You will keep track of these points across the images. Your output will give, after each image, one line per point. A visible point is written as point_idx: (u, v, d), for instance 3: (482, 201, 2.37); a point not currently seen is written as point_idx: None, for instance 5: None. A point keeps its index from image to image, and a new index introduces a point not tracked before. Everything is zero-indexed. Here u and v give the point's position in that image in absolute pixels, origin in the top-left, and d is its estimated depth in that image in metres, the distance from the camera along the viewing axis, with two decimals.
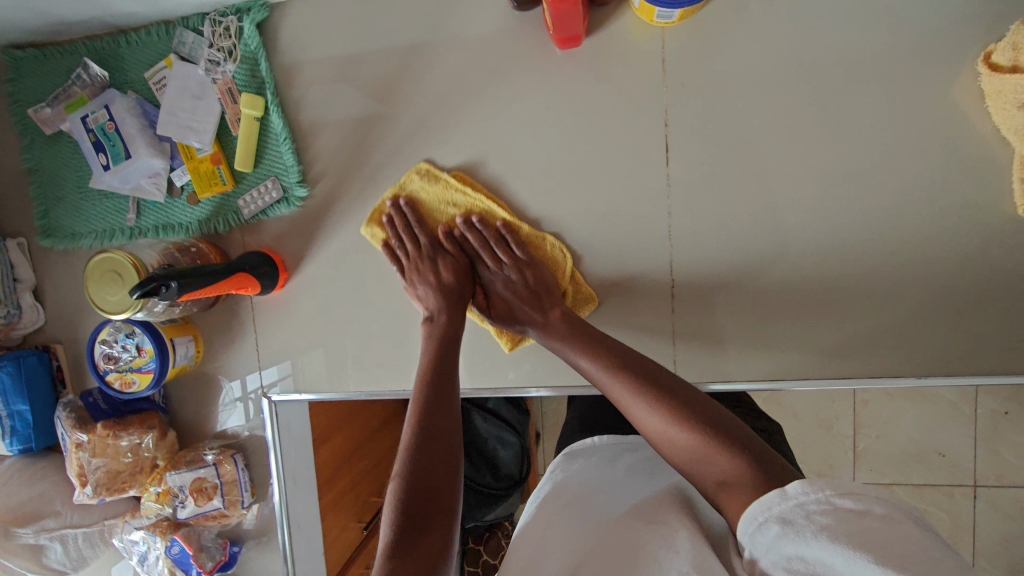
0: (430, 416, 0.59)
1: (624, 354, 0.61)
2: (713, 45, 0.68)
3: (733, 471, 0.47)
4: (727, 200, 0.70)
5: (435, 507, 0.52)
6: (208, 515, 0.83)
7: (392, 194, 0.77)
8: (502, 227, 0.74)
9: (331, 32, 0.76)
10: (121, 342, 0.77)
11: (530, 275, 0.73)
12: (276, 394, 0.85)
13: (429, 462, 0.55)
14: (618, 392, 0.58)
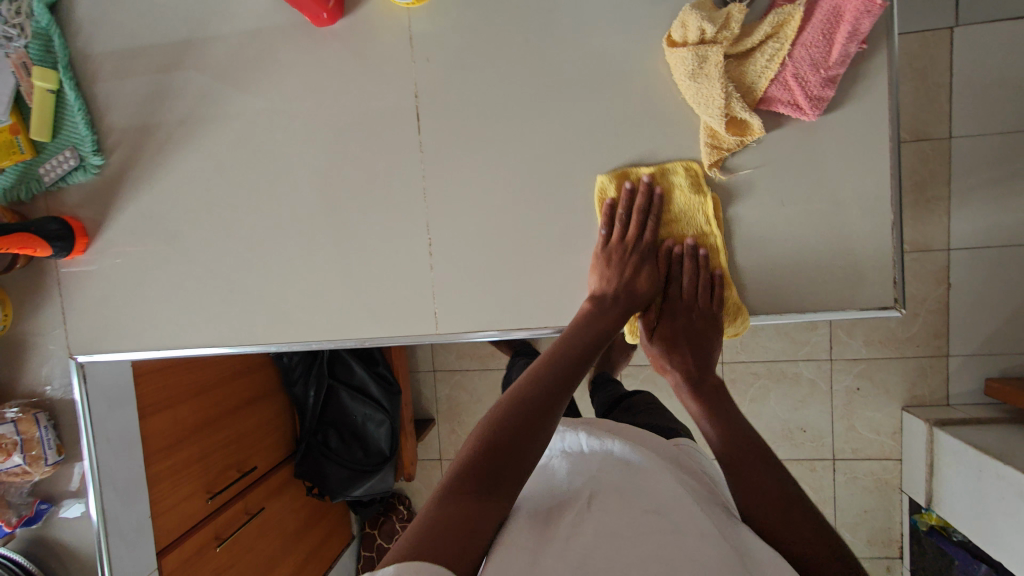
0: (558, 362, 0.67)
1: (733, 423, 0.70)
2: (451, 24, 0.76)
3: (807, 543, 0.57)
4: (471, 165, 0.78)
5: (523, 439, 0.58)
6: (9, 472, 0.86)
7: (652, 173, 0.73)
8: (718, 274, 0.73)
9: (122, 12, 0.83)
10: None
11: (713, 331, 0.75)
12: (83, 353, 0.91)
13: (527, 403, 0.61)
14: (741, 457, 0.66)
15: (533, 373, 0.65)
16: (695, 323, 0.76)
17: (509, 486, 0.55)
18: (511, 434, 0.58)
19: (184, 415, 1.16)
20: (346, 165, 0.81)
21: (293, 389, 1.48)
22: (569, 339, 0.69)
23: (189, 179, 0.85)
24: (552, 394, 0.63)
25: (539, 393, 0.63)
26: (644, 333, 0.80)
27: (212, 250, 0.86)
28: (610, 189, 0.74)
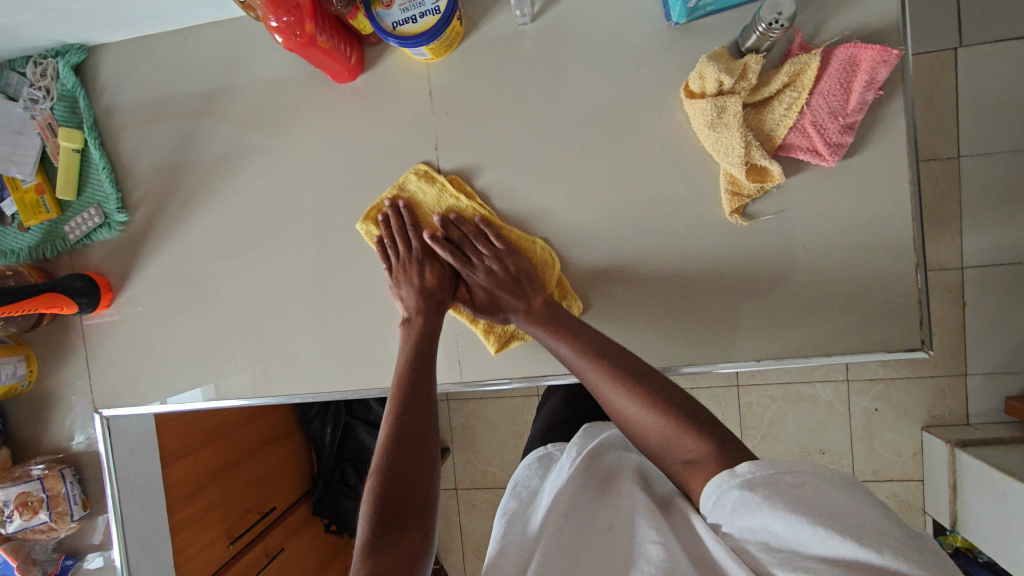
0: (404, 390, 0.67)
1: (577, 336, 0.69)
2: (470, 77, 0.77)
3: (672, 430, 0.57)
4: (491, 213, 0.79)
5: (416, 463, 0.59)
6: (36, 530, 0.87)
7: (391, 195, 0.80)
8: (480, 219, 0.78)
9: (146, 73, 0.85)
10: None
11: (517, 275, 0.76)
12: (108, 406, 0.91)
13: (400, 446, 0.60)
14: (581, 365, 0.66)
15: (395, 401, 0.66)
16: (501, 275, 0.77)
17: (413, 533, 0.54)
18: (394, 488, 0.57)
19: (205, 460, 1.16)
20: (366, 213, 0.81)
21: (309, 426, 1.48)
22: (410, 359, 0.71)
23: (212, 231, 0.86)
24: (402, 423, 0.63)
25: (402, 406, 0.65)
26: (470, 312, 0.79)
27: (236, 301, 0.86)
28: (373, 230, 0.81)
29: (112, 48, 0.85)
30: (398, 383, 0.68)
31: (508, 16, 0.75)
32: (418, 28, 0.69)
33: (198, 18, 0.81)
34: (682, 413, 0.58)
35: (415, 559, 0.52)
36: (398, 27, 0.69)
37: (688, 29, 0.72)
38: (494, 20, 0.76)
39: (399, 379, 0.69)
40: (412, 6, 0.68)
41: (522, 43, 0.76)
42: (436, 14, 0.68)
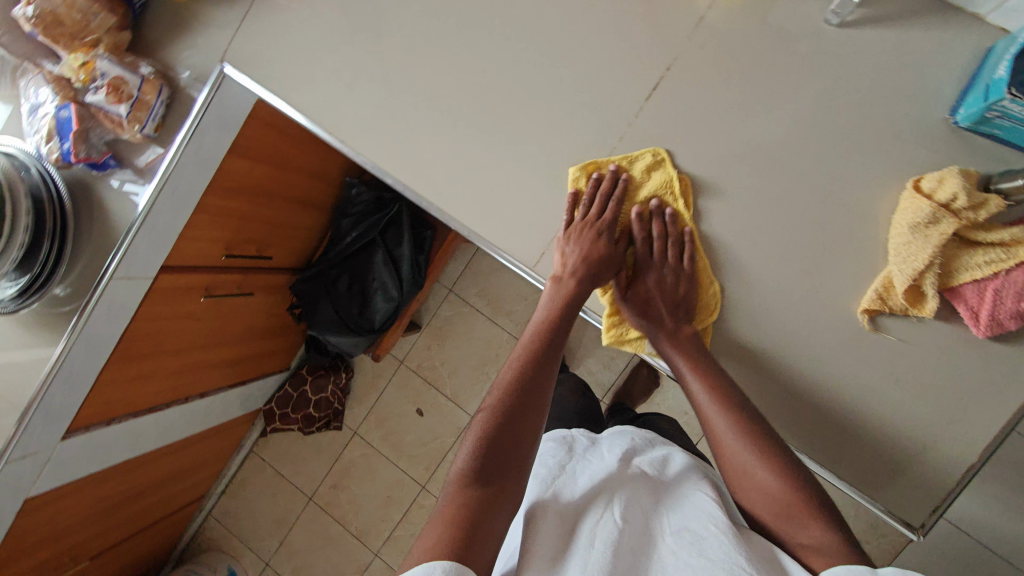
0: (539, 355, 0.74)
1: (716, 380, 0.71)
2: (743, 32, 0.74)
3: (798, 489, 0.62)
4: (665, 158, 0.77)
5: (523, 417, 0.69)
6: (109, 117, 0.88)
7: (619, 161, 0.79)
8: (687, 231, 0.77)
9: None
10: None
11: (683, 286, 0.77)
12: (230, 67, 0.89)
13: (521, 380, 0.71)
14: (690, 381, 0.73)
15: (530, 345, 0.75)
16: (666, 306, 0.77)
17: (522, 453, 0.66)
18: (513, 411, 0.68)
19: (253, 176, 1.17)
20: (586, 163, 0.79)
21: (342, 220, 1.50)
22: (553, 315, 0.77)
23: None
24: (536, 369, 0.72)
25: (526, 367, 0.73)
26: (620, 294, 0.81)
27: (398, 63, 0.84)
28: (582, 180, 0.79)
29: None
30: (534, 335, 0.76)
31: (821, 4, 0.71)
32: None
33: None
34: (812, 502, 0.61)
35: (496, 501, 0.62)
36: None
37: (959, 136, 0.69)
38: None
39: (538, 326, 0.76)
40: None
41: (813, 37, 0.72)
42: None
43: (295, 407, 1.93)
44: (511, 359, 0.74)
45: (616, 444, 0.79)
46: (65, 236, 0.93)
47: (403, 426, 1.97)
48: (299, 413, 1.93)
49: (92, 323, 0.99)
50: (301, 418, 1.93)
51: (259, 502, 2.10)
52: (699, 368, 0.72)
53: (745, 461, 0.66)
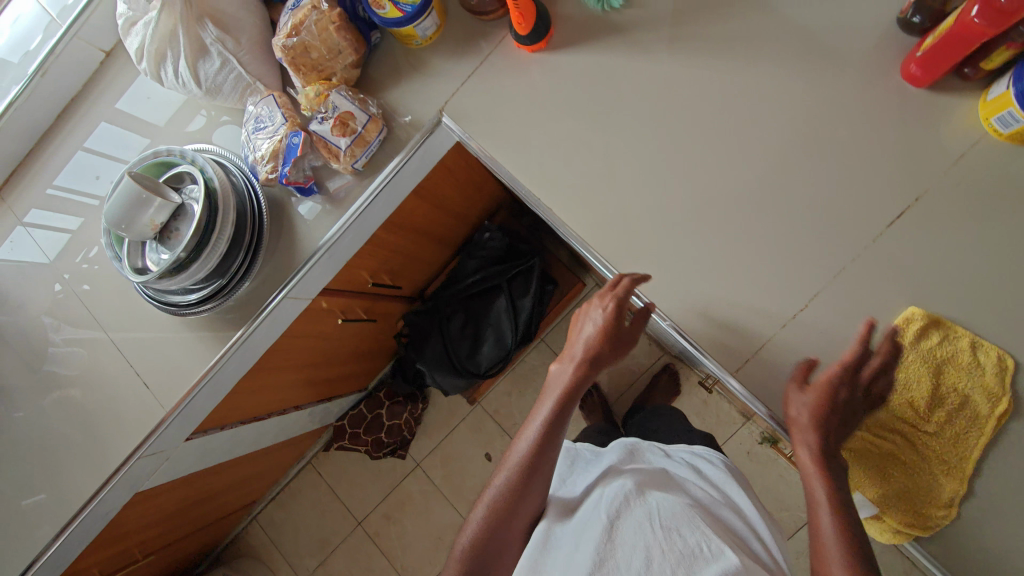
0: (540, 443, 0.74)
1: (851, 527, 0.63)
2: (1007, 177, 0.72)
3: None
4: (901, 288, 0.74)
5: (520, 508, 0.72)
6: (327, 146, 0.90)
7: (958, 334, 0.70)
8: (972, 448, 0.68)
9: None
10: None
11: (933, 486, 0.70)
12: (451, 118, 0.92)
13: (527, 467, 0.73)
14: (810, 475, 0.68)
15: (540, 429, 0.75)
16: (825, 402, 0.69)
17: (522, 520, 0.73)
18: (516, 499, 0.72)
19: (420, 212, 1.19)
20: (918, 314, 0.72)
21: (467, 260, 1.49)
22: (564, 401, 0.75)
23: (664, 77, 0.83)
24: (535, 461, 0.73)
25: (527, 453, 0.74)
26: (869, 438, 0.73)
27: (622, 142, 0.85)
28: (910, 325, 0.72)
29: None
30: (545, 426, 0.74)
31: None
32: None
33: None
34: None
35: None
36: None
37: None
38: None
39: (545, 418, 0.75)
40: None
41: None
42: None
43: (367, 429, 1.91)
44: (518, 440, 0.76)
45: (618, 458, 0.84)
46: (258, 252, 0.96)
47: (468, 467, 1.91)
48: (370, 436, 1.91)
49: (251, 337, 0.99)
50: (371, 442, 1.91)
51: (308, 516, 2.06)
52: (818, 441, 0.68)
53: None
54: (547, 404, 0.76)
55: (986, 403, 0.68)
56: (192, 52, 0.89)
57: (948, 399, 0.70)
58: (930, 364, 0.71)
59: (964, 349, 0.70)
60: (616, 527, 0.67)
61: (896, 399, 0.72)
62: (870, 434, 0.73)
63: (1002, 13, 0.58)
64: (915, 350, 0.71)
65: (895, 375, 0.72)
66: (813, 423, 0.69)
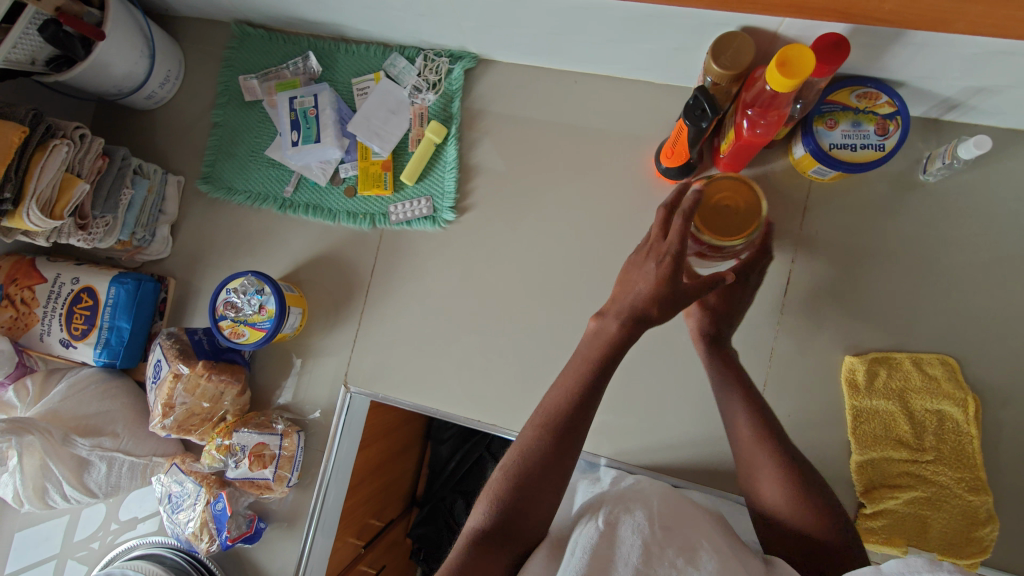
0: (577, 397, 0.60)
1: (754, 397, 0.67)
2: (849, 209, 0.78)
3: (816, 525, 0.58)
4: (828, 342, 0.77)
5: (556, 468, 0.57)
6: (254, 484, 0.83)
7: (899, 361, 0.74)
8: (972, 456, 0.70)
9: (520, 97, 0.88)
10: (247, 296, 0.83)
11: (960, 513, 0.69)
12: (360, 388, 0.89)
13: (564, 418, 0.59)
14: (708, 365, 0.72)
15: (515, 469, 0.58)
16: (661, 297, 0.61)
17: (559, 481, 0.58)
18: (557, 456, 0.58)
19: (375, 454, 1.12)
20: (859, 359, 0.75)
21: (438, 446, 1.38)
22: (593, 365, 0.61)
23: (528, 260, 0.86)
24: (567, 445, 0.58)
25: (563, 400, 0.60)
26: (885, 493, 0.71)
27: (523, 332, 0.85)
28: (859, 373, 0.74)
29: (495, 68, 0.89)
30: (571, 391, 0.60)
31: (910, 167, 0.77)
32: (853, 156, 0.69)
33: (599, 69, 0.84)
34: (826, 514, 0.58)
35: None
36: (833, 148, 0.69)
37: None
38: (893, 166, 0.77)
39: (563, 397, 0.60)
40: (855, 135, 0.68)
41: (914, 195, 0.77)
42: (878, 151, 0.68)
43: None
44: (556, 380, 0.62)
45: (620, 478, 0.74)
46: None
47: None
48: None
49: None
50: None
51: None
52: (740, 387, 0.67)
53: (779, 501, 0.60)
54: (526, 435, 0.59)
55: (958, 409, 0.71)
56: (72, 472, 0.81)
57: (927, 422, 0.71)
58: (894, 399, 0.72)
59: (911, 371, 0.73)
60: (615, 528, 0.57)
61: (887, 445, 0.72)
62: (889, 491, 0.71)
63: (768, 121, 0.63)
64: (875, 393, 0.73)
65: (874, 423, 0.73)
66: (724, 364, 0.71)
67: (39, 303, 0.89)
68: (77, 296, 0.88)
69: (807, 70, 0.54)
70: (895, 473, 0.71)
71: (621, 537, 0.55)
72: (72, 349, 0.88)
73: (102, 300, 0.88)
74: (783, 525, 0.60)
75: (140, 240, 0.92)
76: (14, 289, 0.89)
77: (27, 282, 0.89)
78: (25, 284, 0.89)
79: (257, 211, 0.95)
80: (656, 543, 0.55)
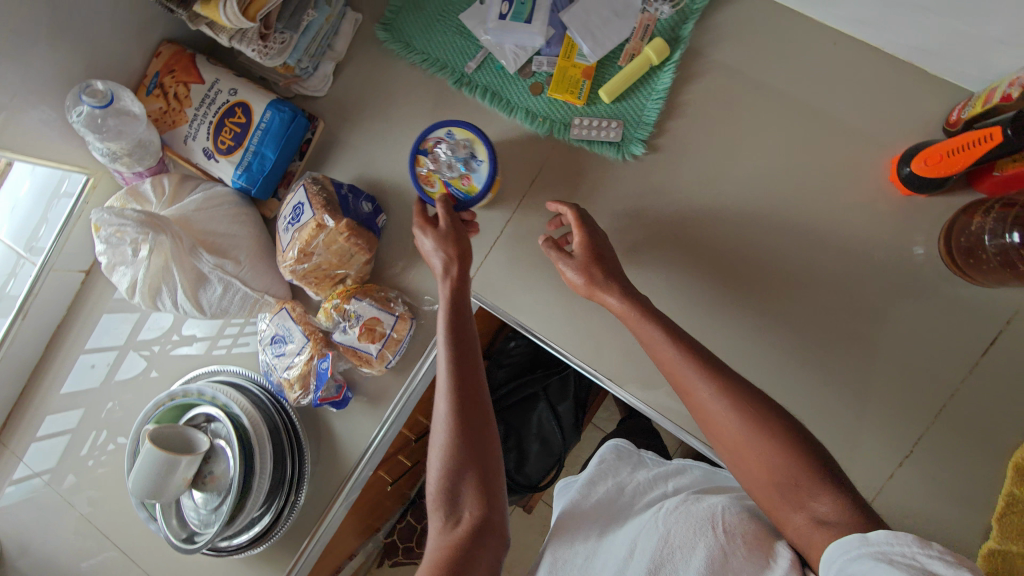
0: (450, 377, 0.64)
1: (720, 372, 0.56)
2: None
3: (816, 497, 0.49)
4: (1011, 419, 0.69)
5: (478, 451, 0.61)
6: (356, 354, 0.82)
7: None
8: None
9: (764, 40, 0.76)
10: (458, 154, 0.77)
11: None
12: (482, 295, 0.85)
13: (456, 403, 0.63)
14: (639, 329, 0.63)
15: (443, 461, 0.61)
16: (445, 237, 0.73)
17: (481, 456, 0.61)
18: (461, 433, 0.61)
19: None
20: None
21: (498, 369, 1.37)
22: (446, 345, 0.67)
23: (705, 224, 0.78)
24: (465, 416, 0.62)
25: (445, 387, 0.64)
26: None
27: (673, 297, 0.78)
28: None
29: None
30: (446, 372, 0.65)
31: None
32: None
33: (874, 37, 0.71)
34: (813, 473, 0.50)
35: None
36: None
37: None
38: None
39: (443, 385, 0.64)
40: None
41: None
42: None
43: None
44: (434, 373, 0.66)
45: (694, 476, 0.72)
46: (302, 448, 0.87)
47: None
48: None
49: (321, 544, 0.89)
50: None
51: None
52: (702, 357, 0.58)
53: (770, 470, 0.51)
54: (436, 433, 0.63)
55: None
56: (189, 284, 0.80)
57: None
58: None
59: None
60: (669, 539, 0.56)
61: None
62: None
63: None
64: None
65: None
66: (667, 331, 0.60)
67: (191, 104, 0.85)
68: (231, 108, 0.84)
69: None
70: None
71: (680, 550, 0.54)
72: (213, 162, 0.85)
73: (256, 121, 0.83)
74: (775, 493, 0.51)
75: (305, 70, 0.86)
76: (170, 81, 0.85)
77: (184, 78, 0.84)
78: (181, 79, 0.84)
79: (429, 78, 0.87)
80: (724, 553, 0.52)
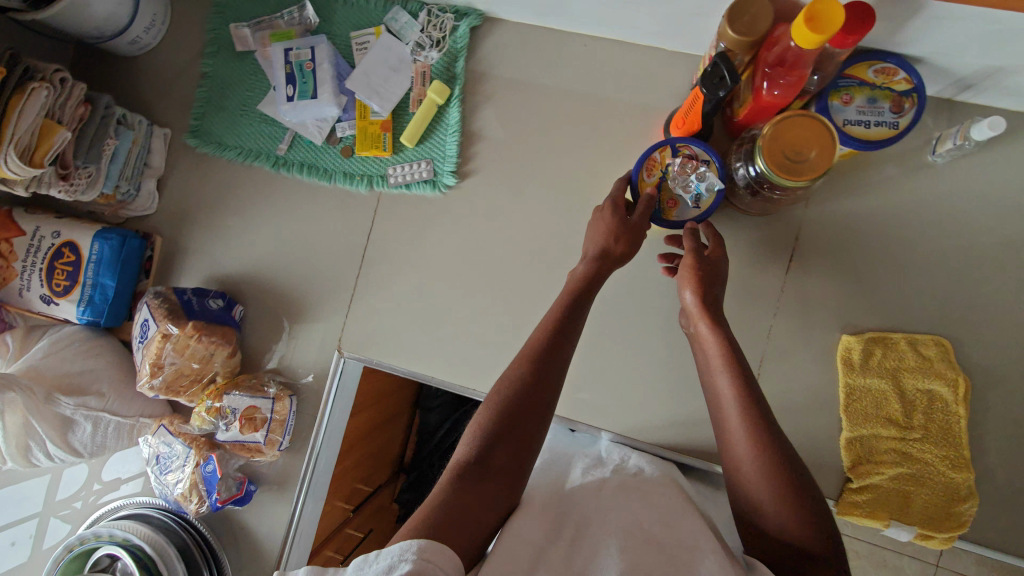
0: (529, 363, 0.58)
1: (747, 382, 0.57)
2: (858, 188, 0.77)
3: (804, 530, 0.50)
4: (827, 319, 0.77)
5: (525, 425, 0.55)
6: (245, 447, 0.82)
7: (895, 341, 0.74)
8: (960, 435, 0.71)
9: (527, 59, 0.85)
10: (693, 179, 0.70)
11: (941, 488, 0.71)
12: (354, 353, 0.87)
13: (526, 383, 0.57)
14: (704, 332, 0.62)
15: (482, 426, 0.54)
16: (617, 229, 0.67)
17: (526, 436, 0.54)
18: (519, 412, 0.55)
19: (366, 420, 1.12)
20: (857, 338, 0.75)
21: (427, 414, 1.38)
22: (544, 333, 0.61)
23: (529, 229, 0.84)
24: (528, 396, 0.56)
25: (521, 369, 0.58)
26: (871, 467, 0.73)
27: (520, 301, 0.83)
28: (855, 352, 0.75)
29: (502, 27, 0.85)
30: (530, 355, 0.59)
31: (921, 146, 0.75)
32: (868, 133, 0.68)
33: (610, 33, 0.81)
34: (808, 508, 0.51)
35: (472, 524, 0.48)
36: (847, 125, 0.68)
37: None
38: (905, 144, 0.76)
39: (521, 365, 0.58)
40: (870, 112, 0.67)
41: (924, 175, 0.76)
42: (892, 129, 0.67)
43: None
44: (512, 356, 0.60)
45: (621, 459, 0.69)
46: (219, 557, 0.87)
47: None
48: None
49: None
50: None
51: None
52: (735, 360, 0.58)
53: (770, 494, 0.51)
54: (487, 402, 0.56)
55: (948, 388, 0.72)
56: (55, 431, 0.79)
57: (919, 402, 0.72)
58: (887, 378, 0.73)
59: (907, 351, 0.74)
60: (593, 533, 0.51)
61: (877, 422, 0.73)
62: (875, 467, 0.73)
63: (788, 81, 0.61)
64: (869, 372, 0.74)
65: (866, 401, 0.74)
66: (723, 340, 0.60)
67: (18, 257, 0.85)
68: (58, 250, 0.85)
69: (836, 25, 0.52)
70: (884, 450, 0.73)
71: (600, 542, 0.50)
72: (54, 306, 0.85)
73: (85, 256, 0.84)
74: (766, 526, 0.52)
75: (125, 194, 0.89)
76: None
77: (3, 234, 0.85)
78: (2, 236, 0.85)
79: (248, 168, 0.91)
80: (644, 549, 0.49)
